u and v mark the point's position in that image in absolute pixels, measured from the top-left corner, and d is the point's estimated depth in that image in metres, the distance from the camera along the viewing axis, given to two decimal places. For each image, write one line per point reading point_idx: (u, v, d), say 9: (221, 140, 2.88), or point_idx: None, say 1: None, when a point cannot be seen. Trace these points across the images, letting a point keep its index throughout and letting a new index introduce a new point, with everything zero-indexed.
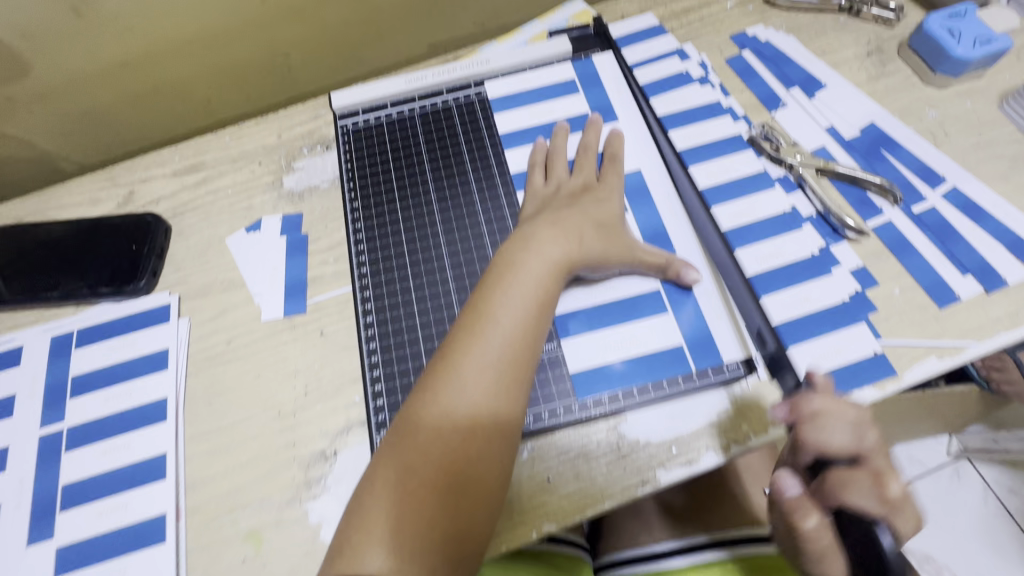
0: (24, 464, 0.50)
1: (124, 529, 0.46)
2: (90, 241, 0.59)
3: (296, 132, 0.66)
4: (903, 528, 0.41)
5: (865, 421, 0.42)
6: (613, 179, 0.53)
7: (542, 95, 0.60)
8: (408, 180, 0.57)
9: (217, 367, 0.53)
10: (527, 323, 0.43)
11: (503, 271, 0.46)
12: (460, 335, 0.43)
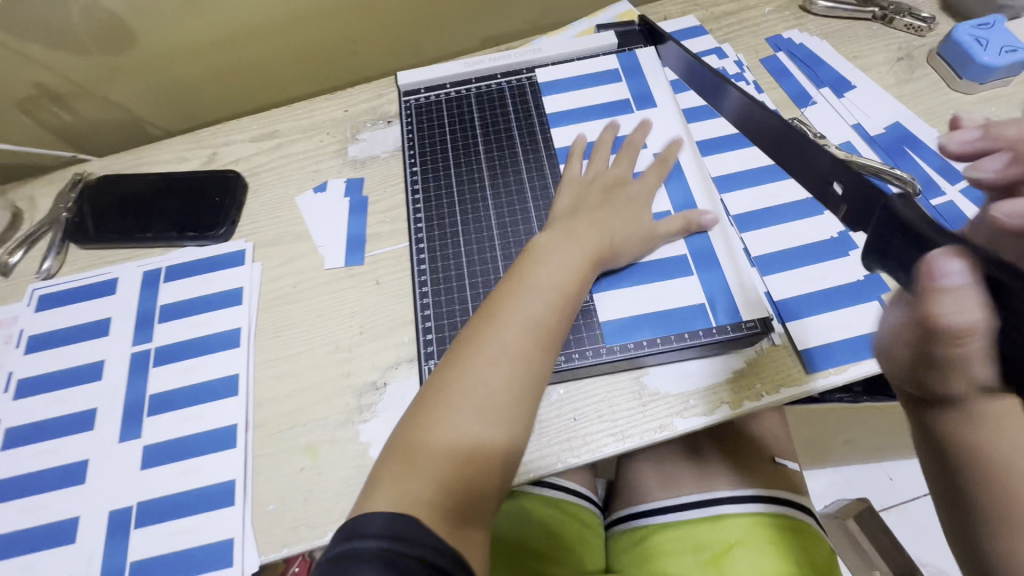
0: (117, 376, 0.57)
1: (201, 435, 0.53)
2: (179, 193, 0.68)
3: (361, 108, 0.73)
4: None
5: None
6: (649, 179, 0.58)
7: (587, 82, 0.65)
8: (463, 151, 0.63)
9: (283, 306, 0.60)
10: (546, 327, 0.48)
11: (527, 273, 0.50)
12: (501, 305, 0.49)
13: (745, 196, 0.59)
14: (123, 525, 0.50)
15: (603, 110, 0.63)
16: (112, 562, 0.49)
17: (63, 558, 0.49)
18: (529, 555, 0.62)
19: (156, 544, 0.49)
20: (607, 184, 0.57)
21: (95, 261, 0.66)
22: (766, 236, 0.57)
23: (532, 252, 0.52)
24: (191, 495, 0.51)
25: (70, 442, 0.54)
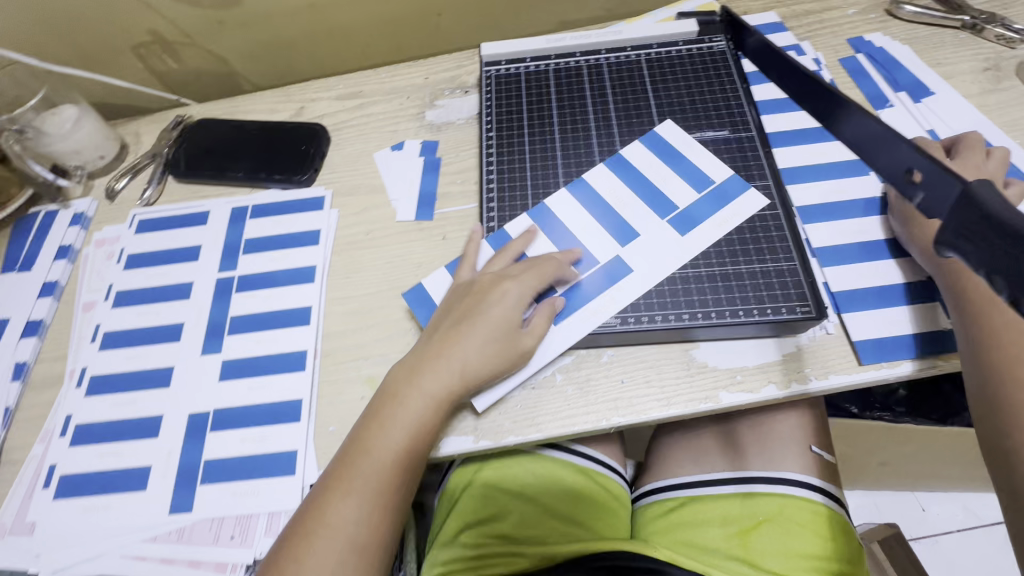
0: (203, 297, 0.63)
1: (274, 358, 0.58)
2: (269, 140, 0.73)
3: (441, 77, 0.77)
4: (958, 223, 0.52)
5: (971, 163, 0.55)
6: (523, 283, 0.53)
7: (662, 159, 0.60)
8: (537, 120, 0.63)
9: (356, 250, 0.64)
10: (384, 484, 0.48)
11: (372, 430, 0.49)
12: (385, 414, 0.50)
13: (808, 190, 0.60)
14: (200, 429, 0.55)
15: (647, 196, 0.58)
16: (189, 459, 0.54)
17: (146, 451, 0.54)
18: (554, 519, 0.63)
19: (229, 448, 0.53)
20: (478, 299, 0.53)
21: (189, 194, 0.71)
22: (824, 231, 0.58)
23: (383, 398, 0.51)
24: (261, 409, 0.55)
25: (156, 351, 0.60)
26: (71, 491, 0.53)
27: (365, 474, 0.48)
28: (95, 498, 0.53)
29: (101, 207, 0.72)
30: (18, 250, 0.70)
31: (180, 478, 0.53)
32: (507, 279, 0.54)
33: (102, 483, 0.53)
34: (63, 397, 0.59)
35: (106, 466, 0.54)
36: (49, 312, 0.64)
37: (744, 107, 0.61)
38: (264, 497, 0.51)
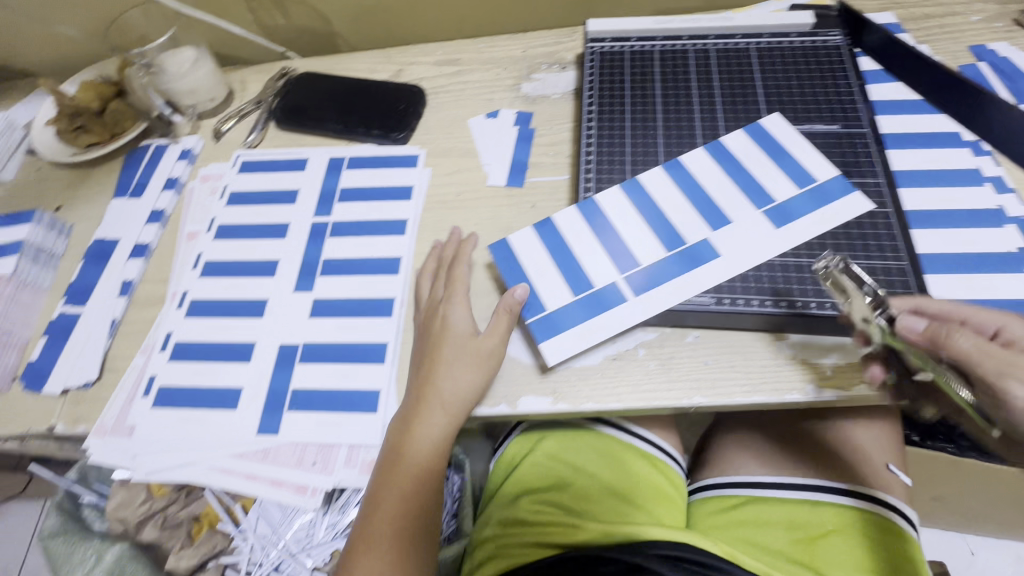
0: (298, 238, 0.65)
1: (363, 301, 0.60)
2: (368, 97, 0.75)
3: (539, 51, 0.78)
4: None
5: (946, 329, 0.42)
6: (459, 303, 0.55)
7: (769, 158, 0.57)
8: (640, 98, 0.63)
9: (446, 208, 0.66)
10: (402, 530, 0.50)
11: (380, 487, 0.50)
12: (387, 465, 0.51)
13: (915, 195, 0.56)
14: (289, 359, 0.57)
15: (745, 185, 0.56)
16: (277, 386, 0.56)
17: (237, 374, 0.58)
18: (615, 498, 0.63)
19: (315, 381, 0.56)
20: (433, 333, 0.55)
21: (290, 142, 0.75)
22: (949, 236, 0.53)
23: (386, 453, 0.51)
24: (348, 348, 0.57)
25: (252, 283, 0.63)
26: (168, 402, 0.57)
27: (381, 528, 0.50)
28: (189, 411, 0.56)
29: (206, 146, 0.76)
30: (130, 177, 0.75)
31: (268, 402, 0.55)
32: (444, 304, 0.56)
33: (196, 399, 0.57)
34: (164, 316, 0.63)
35: (200, 383, 0.58)
36: (155, 237, 0.68)
37: (858, 103, 0.59)
38: (347, 430, 0.53)
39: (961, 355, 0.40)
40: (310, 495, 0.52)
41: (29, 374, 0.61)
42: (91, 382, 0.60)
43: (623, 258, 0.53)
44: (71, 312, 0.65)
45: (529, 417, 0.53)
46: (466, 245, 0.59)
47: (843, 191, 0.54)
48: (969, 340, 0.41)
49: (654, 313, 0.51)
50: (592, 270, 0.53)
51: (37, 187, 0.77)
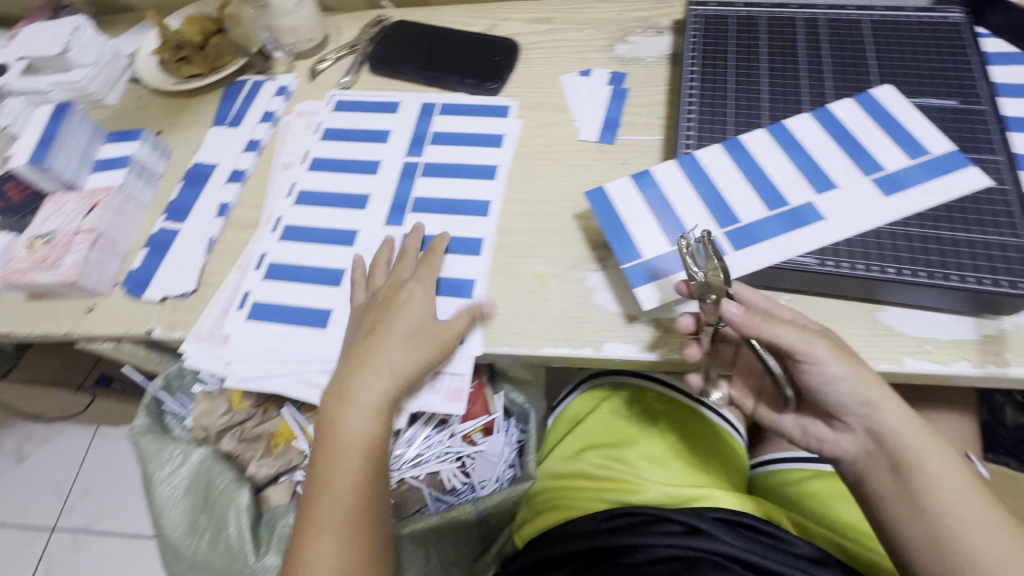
0: (390, 176, 0.67)
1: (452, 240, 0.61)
2: (462, 48, 0.76)
3: (635, 15, 0.77)
4: (826, 368, 0.45)
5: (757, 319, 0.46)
6: (424, 283, 0.56)
7: (882, 129, 0.55)
8: (745, 62, 0.62)
9: (535, 159, 0.66)
10: (355, 506, 0.49)
11: (325, 461, 0.51)
12: (326, 440, 0.51)
13: None
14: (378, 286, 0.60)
15: (852, 152, 0.55)
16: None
17: (329, 296, 0.60)
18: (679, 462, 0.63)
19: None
20: (379, 309, 0.54)
21: (382, 86, 0.76)
22: None
23: (324, 428, 0.52)
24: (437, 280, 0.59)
25: (343, 215, 0.65)
26: (261, 317, 0.59)
27: (330, 506, 0.49)
28: (282, 325, 0.59)
29: (302, 85, 0.78)
30: (229, 108, 0.77)
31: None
32: (409, 282, 0.56)
33: (288, 316, 0.59)
34: (259, 238, 0.65)
35: (292, 302, 0.60)
36: (252, 165, 0.71)
37: (978, 80, 0.57)
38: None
39: (775, 338, 0.45)
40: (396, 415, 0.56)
41: (131, 281, 0.64)
42: (188, 293, 0.63)
43: (723, 212, 0.53)
44: (171, 228, 0.68)
45: (612, 363, 0.54)
46: (439, 244, 0.59)
47: (959, 165, 0.52)
48: (783, 325, 0.45)
49: (753, 269, 0.51)
50: (691, 223, 0.53)
51: (138, 112, 0.81)
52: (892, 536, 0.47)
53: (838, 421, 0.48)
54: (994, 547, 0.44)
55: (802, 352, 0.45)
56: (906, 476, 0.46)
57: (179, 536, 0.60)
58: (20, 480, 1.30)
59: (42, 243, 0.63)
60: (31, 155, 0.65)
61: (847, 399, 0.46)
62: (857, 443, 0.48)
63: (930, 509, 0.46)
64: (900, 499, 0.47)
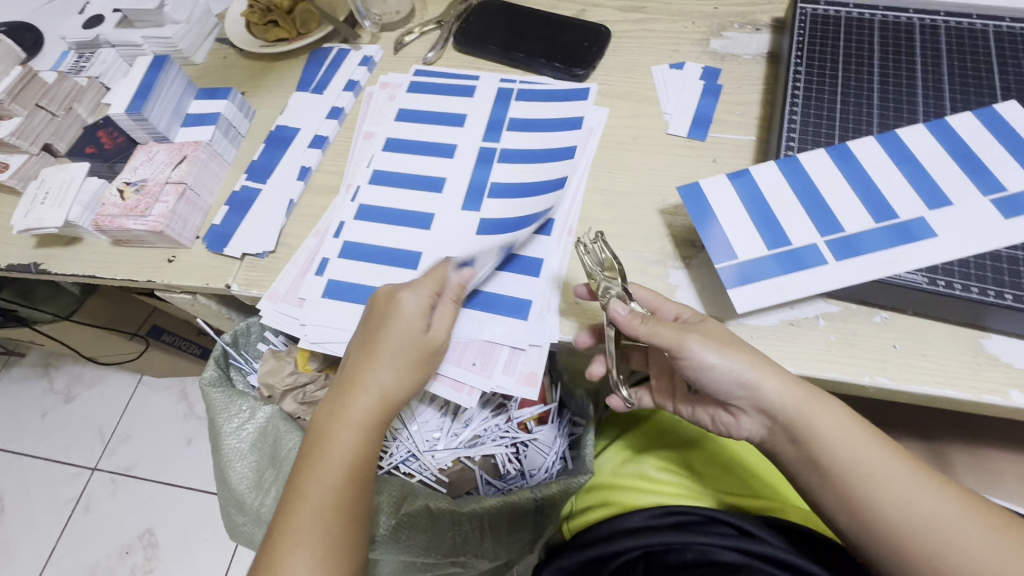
0: (468, 158, 0.66)
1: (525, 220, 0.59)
2: (550, 31, 0.75)
3: (732, 9, 0.74)
4: (705, 355, 0.46)
5: (636, 321, 0.48)
6: (419, 291, 0.50)
7: (1005, 147, 0.52)
8: (855, 66, 0.60)
9: (620, 150, 0.65)
10: (330, 526, 0.46)
11: (306, 468, 0.48)
12: (310, 449, 0.49)
13: None
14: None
15: (969, 169, 0.52)
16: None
17: (405, 277, 0.59)
18: (740, 472, 0.60)
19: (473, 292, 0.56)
20: (374, 318, 0.51)
21: (465, 64, 0.75)
22: None
23: (314, 436, 0.49)
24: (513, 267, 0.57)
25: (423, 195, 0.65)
26: (337, 286, 0.60)
27: (304, 520, 0.46)
28: (356, 304, 0.59)
29: (385, 57, 0.78)
30: (312, 74, 0.77)
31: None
32: (406, 288, 0.51)
33: (363, 294, 0.59)
34: (339, 205, 0.65)
35: (368, 281, 0.60)
36: (333, 132, 0.71)
37: None
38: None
39: (649, 335, 0.48)
40: (467, 393, 0.55)
41: (212, 236, 0.66)
42: (266, 253, 0.64)
43: (826, 223, 0.51)
44: (252, 187, 0.69)
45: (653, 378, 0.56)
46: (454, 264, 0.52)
47: None
48: (646, 324, 0.48)
49: (856, 283, 0.48)
50: (791, 229, 0.51)
51: (223, 72, 0.82)
52: (815, 499, 0.48)
53: (736, 408, 0.50)
54: (898, 489, 0.44)
55: (675, 348, 0.47)
56: (807, 447, 0.47)
57: (244, 488, 0.61)
58: (67, 417, 1.35)
59: (133, 190, 0.65)
60: (128, 104, 0.67)
61: (730, 386, 0.47)
62: (757, 422, 0.50)
63: (834, 472, 0.46)
64: (804, 463, 0.48)
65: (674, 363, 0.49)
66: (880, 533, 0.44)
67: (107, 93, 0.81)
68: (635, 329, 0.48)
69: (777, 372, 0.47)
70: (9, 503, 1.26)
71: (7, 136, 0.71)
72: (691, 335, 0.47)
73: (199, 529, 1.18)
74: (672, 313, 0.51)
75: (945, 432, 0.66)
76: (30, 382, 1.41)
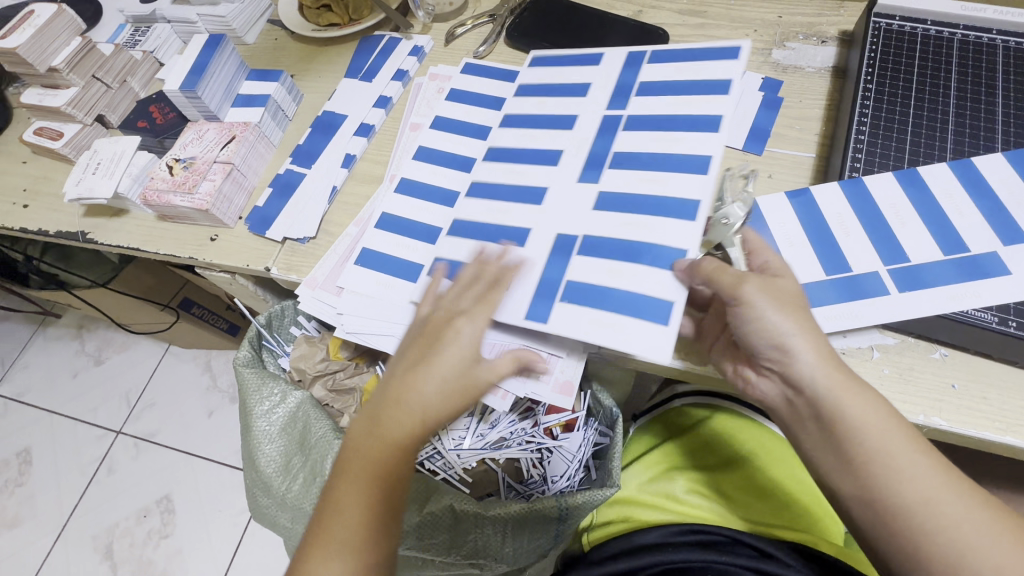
0: (588, 128, 0.61)
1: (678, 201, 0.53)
2: (605, 30, 0.73)
3: (798, 19, 0.71)
4: (774, 318, 0.43)
5: (703, 267, 0.46)
6: (478, 319, 0.47)
7: None
8: (930, 87, 0.57)
9: None
10: (362, 540, 0.44)
11: (341, 484, 0.45)
12: (348, 463, 0.46)
13: None
14: (567, 248, 0.54)
15: None
16: (553, 273, 0.53)
17: (512, 256, 0.55)
18: (776, 500, 0.58)
19: (599, 277, 0.51)
20: (428, 338, 0.48)
21: (515, 61, 0.74)
22: None
23: (349, 453, 0.46)
24: (641, 246, 0.51)
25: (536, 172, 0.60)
26: (376, 275, 0.59)
27: (336, 533, 0.44)
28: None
29: (436, 48, 0.77)
30: (362, 61, 0.77)
31: (542, 288, 0.53)
32: (463, 314, 0.48)
33: None
34: (380, 195, 0.65)
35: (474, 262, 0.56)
36: (380, 121, 0.71)
37: None
38: (630, 335, 0.48)
39: (708, 275, 0.46)
40: (501, 396, 0.55)
41: (254, 217, 0.66)
42: (307, 239, 0.64)
43: (889, 251, 0.49)
44: (297, 171, 0.69)
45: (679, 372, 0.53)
46: (508, 274, 0.51)
47: None
48: (713, 262, 0.46)
49: (916, 317, 0.46)
50: (851, 256, 0.49)
51: (273, 54, 0.82)
52: (832, 491, 0.43)
53: (764, 369, 0.46)
54: (926, 489, 0.39)
55: (729, 291, 0.44)
56: (829, 429, 0.42)
57: (272, 472, 0.61)
58: (96, 380, 1.39)
59: (181, 166, 0.66)
60: (184, 82, 0.68)
61: (764, 340, 0.44)
62: (778, 389, 0.45)
63: (859, 462, 0.41)
64: (823, 446, 0.43)
65: (730, 310, 0.45)
66: (897, 533, 0.40)
67: (160, 68, 0.82)
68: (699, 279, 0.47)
69: (821, 346, 0.42)
70: (35, 458, 1.30)
71: (64, 105, 0.73)
72: (760, 290, 0.44)
73: (215, 500, 1.20)
74: (761, 262, 0.47)
75: (988, 477, 0.63)
76: (64, 343, 1.45)
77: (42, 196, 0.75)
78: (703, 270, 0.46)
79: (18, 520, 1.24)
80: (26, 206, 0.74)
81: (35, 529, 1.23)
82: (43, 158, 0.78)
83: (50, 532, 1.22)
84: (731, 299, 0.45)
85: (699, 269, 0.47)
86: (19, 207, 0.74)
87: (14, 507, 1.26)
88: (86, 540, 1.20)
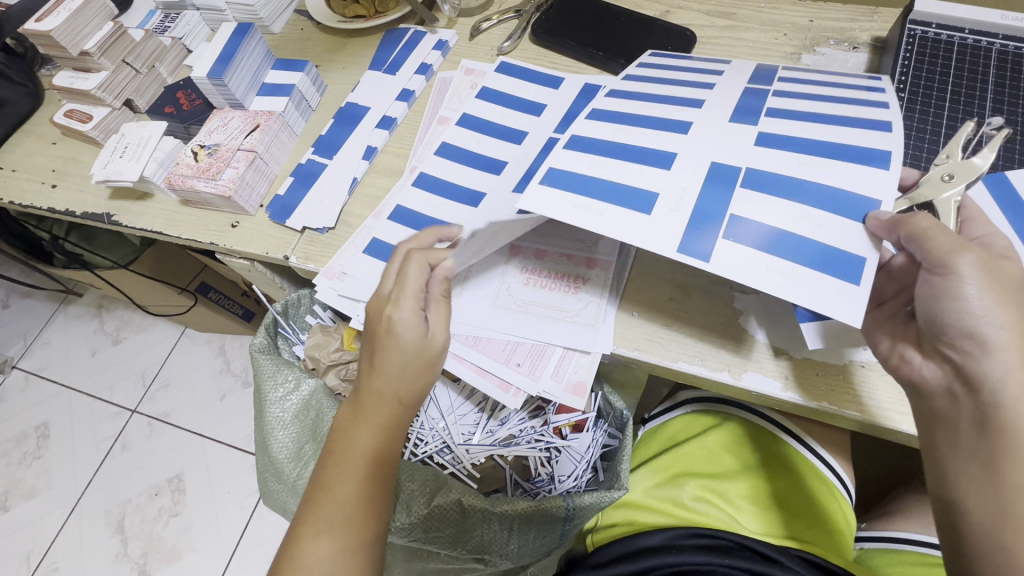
0: None
1: (872, 138, 0.43)
2: (630, 29, 0.72)
3: (829, 24, 0.69)
4: (978, 305, 0.38)
5: (913, 227, 0.38)
6: (407, 301, 0.47)
7: None
8: (963, 100, 0.55)
9: None
10: (350, 513, 0.45)
11: (330, 463, 0.47)
12: (333, 444, 0.48)
13: None
14: (727, 178, 0.44)
15: None
16: (708, 204, 0.44)
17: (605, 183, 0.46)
18: (784, 510, 0.59)
19: (771, 217, 0.42)
20: (373, 325, 0.48)
21: (539, 58, 0.74)
22: None
23: (336, 436, 0.48)
24: (807, 185, 0.43)
25: (651, 136, 0.48)
26: (378, 265, 0.60)
27: (329, 507, 0.45)
28: (583, 198, 0.45)
29: (460, 43, 0.77)
30: (387, 54, 0.77)
31: (695, 217, 0.43)
32: (394, 298, 0.47)
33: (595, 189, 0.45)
34: (400, 186, 0.65)
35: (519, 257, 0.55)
36: (402, 114, 0.71)
37: None
38: (820, 295, 0.39)
39: (920, 234, 0.39)
40: (513, 394, 0.55)
41: (276, 205, 0.67)
42: (326, 229, 0.64)
43: None
44: (318, 161, 0.69)
45: (686, 377, 0.53)
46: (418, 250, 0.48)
47: None
48: (928, 220, 0.39)
49: None
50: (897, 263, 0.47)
51: (299, 44, 0.82)
52: (947, 497, 0.42)
53: (935, 352, 0.42)
54: None
55: (937, 258, 0.39)
56: (994, 435, 0.39)
57: (284, 457, 0.62)
58: (114, 359, 1.42)
59: (206, 153, 0.67)
60: (211, 69, 0.68)
61: (957, 322, 0.40)
62: (942, 377, 0.41)
63: (1009, 476, 0.38)
64: (972, 453, 0.40)
65: (926, 284, 0.41)
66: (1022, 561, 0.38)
67: (188, 54, 0.84)
68: (910, 242, 0.39)
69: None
70: (53, 432, 1.34)
71: (95, 88, 0.74)
72: (975, 264, 0.38)
73: (223, 482, 1.23)
74: (979, 235, 0.42)
75: None
76: (84, 321, 1.48)
77: (70, 176, 0.76)
78: (926, 236, 0.39)
79: (35, 492, 1.27)
80: (54, 186, 0.76)
81: (50, 501, 1.26)
82: (71, 140, 0.80)
83: (64, 506, 1.25)
84: (938, 271, 0.39)
85: (912, 227, 0.38)
86: (47, 186, 0.76)
87: (31, 479, 1.29)
88: (99, 514, 1.23)
